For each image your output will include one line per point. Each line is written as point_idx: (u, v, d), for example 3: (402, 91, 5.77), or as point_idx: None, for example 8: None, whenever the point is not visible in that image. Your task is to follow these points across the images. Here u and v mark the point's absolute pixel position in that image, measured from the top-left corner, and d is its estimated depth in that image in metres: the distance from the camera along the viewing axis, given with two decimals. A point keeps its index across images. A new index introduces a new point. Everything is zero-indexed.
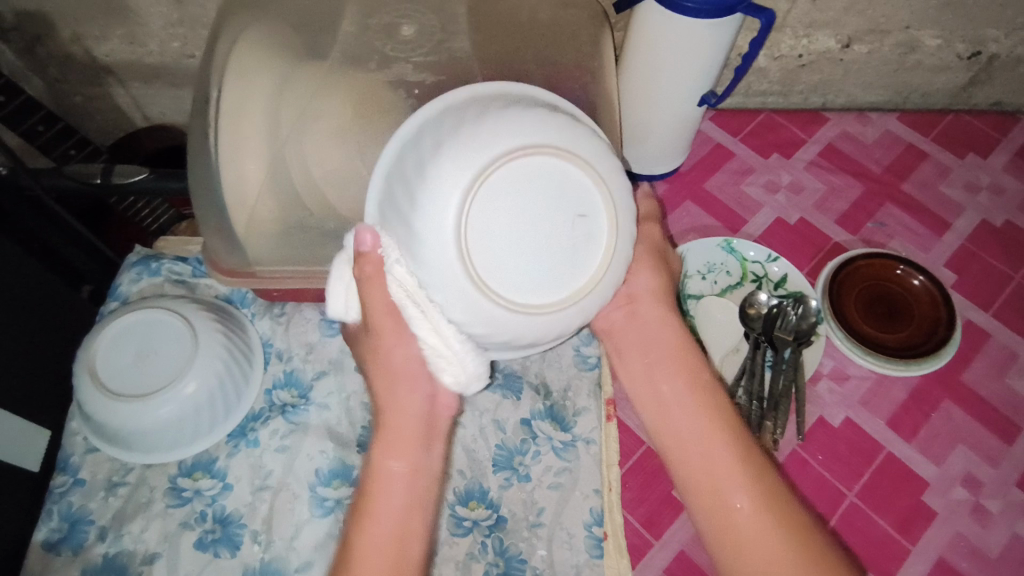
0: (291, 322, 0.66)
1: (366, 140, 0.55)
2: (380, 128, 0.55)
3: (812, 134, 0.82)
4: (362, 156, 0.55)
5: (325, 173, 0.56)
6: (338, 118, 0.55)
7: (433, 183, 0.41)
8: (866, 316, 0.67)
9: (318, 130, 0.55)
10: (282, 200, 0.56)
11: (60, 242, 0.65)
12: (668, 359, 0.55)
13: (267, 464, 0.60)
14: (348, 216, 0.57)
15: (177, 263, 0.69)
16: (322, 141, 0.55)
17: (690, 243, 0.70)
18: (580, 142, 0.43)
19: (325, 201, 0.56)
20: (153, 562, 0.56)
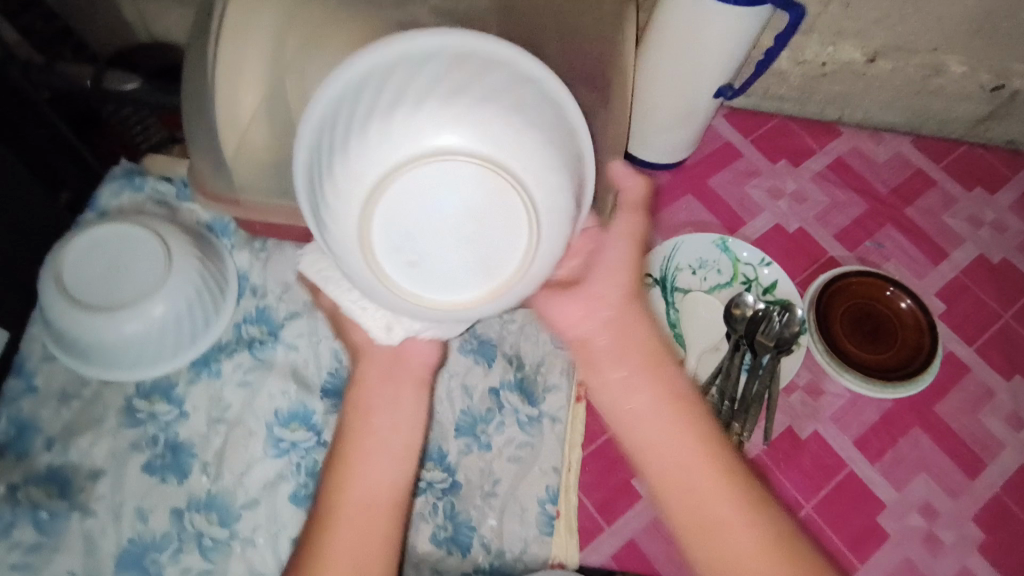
0: (270, 259, 0.65)
1: None
2: None
3: (824, 146, 0.81)
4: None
5: None
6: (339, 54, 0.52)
7: (338, 183, 0.37)
8: (850, 334, 0.67)
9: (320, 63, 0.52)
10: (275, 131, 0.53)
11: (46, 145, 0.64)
12: (641, 368, 0.48)
13: (227, 398, 0.59)
14: None
15: (162, 183, 0.67)
16: (321, 72, 0.52)
17: (685, 236, 0.69)
18: (511, 147, 0.36)
19: None
20: (97, 479, 0.55)
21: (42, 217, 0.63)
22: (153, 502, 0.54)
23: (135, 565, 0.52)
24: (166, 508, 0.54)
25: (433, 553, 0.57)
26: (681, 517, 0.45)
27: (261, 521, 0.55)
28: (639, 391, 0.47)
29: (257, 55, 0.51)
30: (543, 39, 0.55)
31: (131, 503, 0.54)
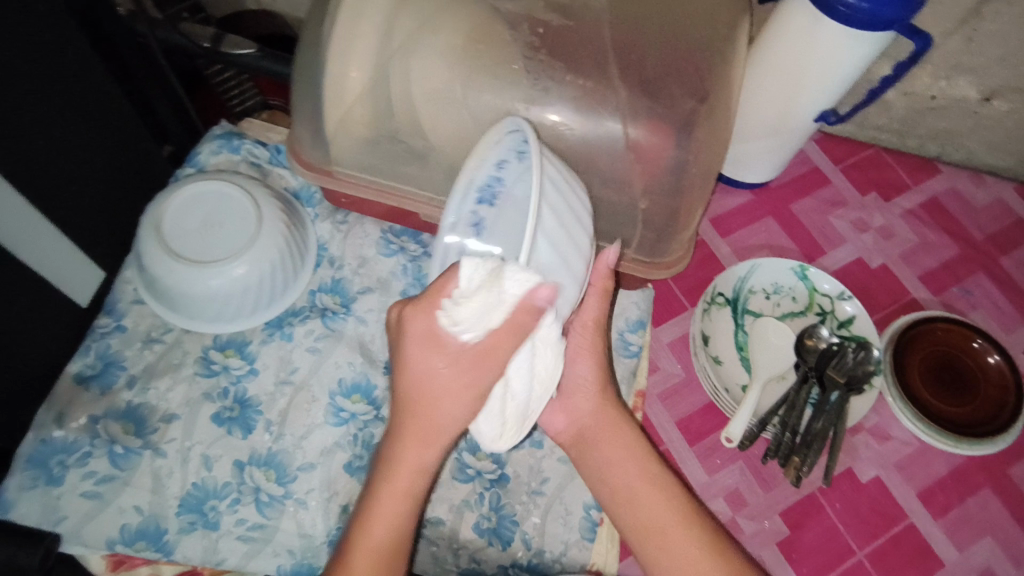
0: (350, 233, 0.66)
1: (478, 66, 0.52)
2: (490, 62, 0.52)
3: (919, 183, 0.77)
4: (463, 82, 0.52)
5: (426, 92, 0.52)
6: (450, 41, 0.52)
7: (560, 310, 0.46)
8: (927, 382, 0.64)
9: (430, 48, 0.52)
10: (377, 107, 0.54)
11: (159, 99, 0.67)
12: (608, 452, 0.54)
13: (295, 361, 0.61)
14: (436, 142, 0.54)
15: (256, 146, 0.69)
16: (429, 54, 0.52)
17: (763, 258, 0.67)
18: None
19: (417, 120, 0.53)
20: (170, 422, 0.57)
21: (145, 165, 0.66)
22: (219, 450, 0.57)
23: (196, 510, 0.54)
24: (229, 460, 0.56)
25: (474, 542, 0.57)
26: None
27: (315, 485, 0.56)
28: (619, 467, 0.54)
29: (371, 31, 0.52)
30: (650, 45, 0.54)
31: (198, 448, 0.56)
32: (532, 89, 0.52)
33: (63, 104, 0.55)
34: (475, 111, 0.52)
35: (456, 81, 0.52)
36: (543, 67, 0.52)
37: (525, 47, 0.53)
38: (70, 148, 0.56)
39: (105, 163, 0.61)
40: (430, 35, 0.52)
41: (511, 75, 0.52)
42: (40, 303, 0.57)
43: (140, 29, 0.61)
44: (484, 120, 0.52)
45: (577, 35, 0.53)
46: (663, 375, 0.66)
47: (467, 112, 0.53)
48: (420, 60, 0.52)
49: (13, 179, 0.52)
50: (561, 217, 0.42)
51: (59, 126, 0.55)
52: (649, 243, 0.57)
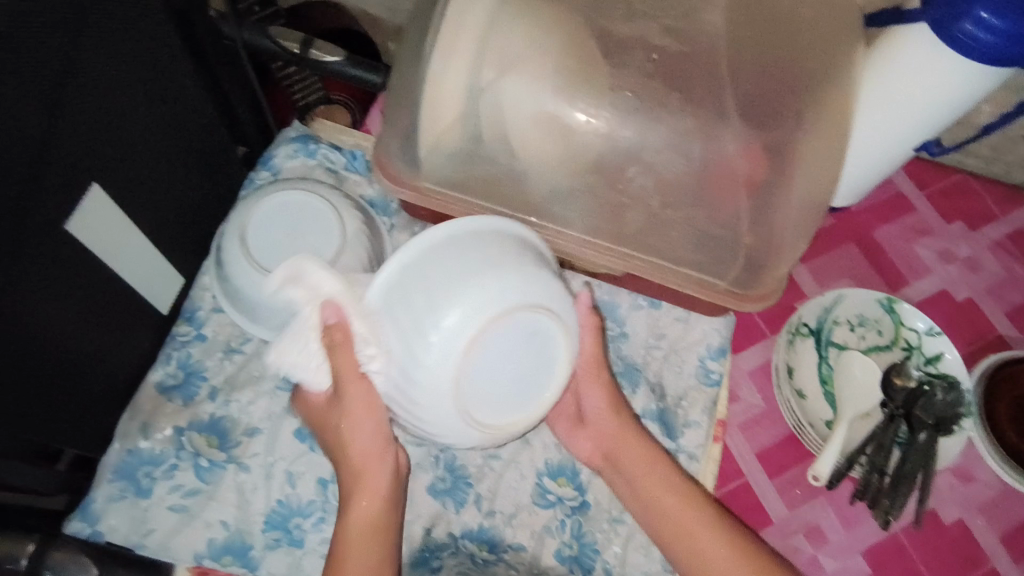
0: None
1: (592, 89, 0.49)
2: (604, 87, 0.49)
3: (1007, 213, 0.75)
4: (575, 106, 0.49)
5: (531, 115, 0.49)
6: (562, 61, 0.49)
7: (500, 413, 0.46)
8: (1014, 423, 0.63)
9: (539, 67, 0.49)
10: (479, 125, 0.50)
11: (241, 102, 0.63)
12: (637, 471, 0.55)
13: None
14: (538, 164, 0.51)
15: (333, 151, 0.68)
16: (538, 74, 0.49)
17: (849, 288, 0.66)
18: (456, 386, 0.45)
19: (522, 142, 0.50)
20: (252, 436, 0.56)
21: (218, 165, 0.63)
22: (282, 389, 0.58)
23: (281, 527, 0.54)
24: (314, 477, 0.56)
25: (556, 568, 0.56)
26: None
27: None
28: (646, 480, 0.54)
29: (480, 48, 0.49)
30: (771, 73, 0.50)
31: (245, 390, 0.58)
32: (644, 110, 0.49)
33: (152, 106, 0.51)
34: (580, 136, 0.50)
35: (565, 104, 0.49)
36: (659, 93, 0.50)
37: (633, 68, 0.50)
38: (147, 151, 0.52)
39: (178, 165, 0.57)
40: (532, 52, 0.49)
41: (615, 100, 0.49)
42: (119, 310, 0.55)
43: (225, 29, 0.56)
44: (593, 145, 0.50)
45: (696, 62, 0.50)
46: (744, 406, 0.65)
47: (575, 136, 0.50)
48: (528, 77, 0.49)
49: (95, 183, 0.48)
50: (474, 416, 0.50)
51: (140, 132, 0.51)
52: (744, 275, 0.52)
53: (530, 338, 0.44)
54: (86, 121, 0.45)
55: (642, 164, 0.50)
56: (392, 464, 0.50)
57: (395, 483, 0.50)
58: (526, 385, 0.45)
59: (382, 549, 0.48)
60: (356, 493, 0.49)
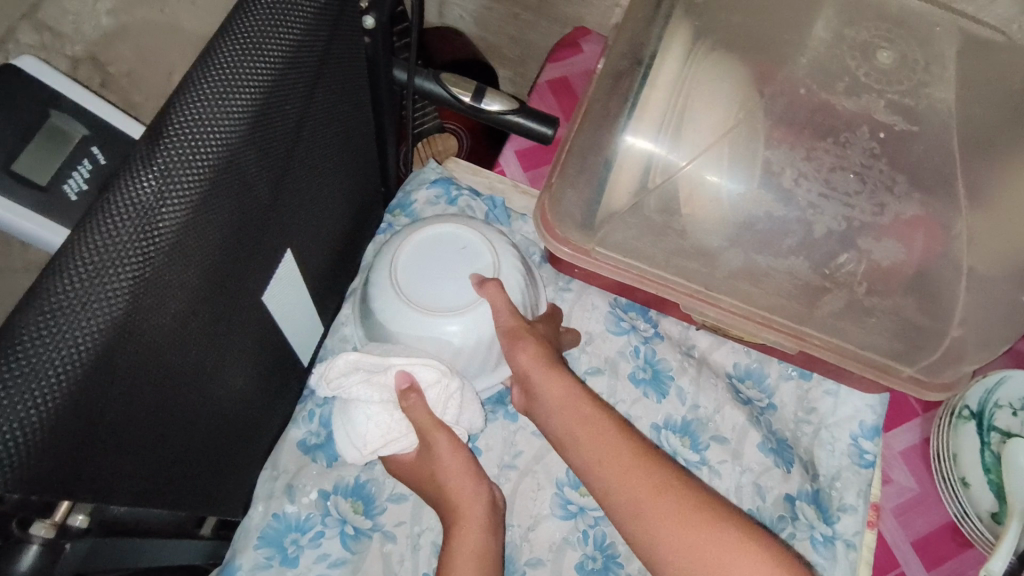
0: (575, 304, 0.62)
1: (798, 167, 0.48)
2: (813, 163, 0.48)
3: None
4: (789, 177, 0.48)
5: (731, 190, 0.48)
6: (761, 130, 0.49)
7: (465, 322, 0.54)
8: None
9: (743, 141, 0.48)
10: (675, 193, 0.49)
11: (393, 140, 0.60)
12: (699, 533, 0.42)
13: (519, 443, 0.58)
14: (730, 237, 0.49)
15: (473, 198, 0.65)
16: (743, 153, 0.48)
17: (1011, 370, 0.62)
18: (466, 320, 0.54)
19: (720, 212, 0.49)
20: (399, 502, 0.53)
21: (368, 206, 0.61)
22: (399, 427, 0.51)
23: None
24: None
25: None
26: None
27: None
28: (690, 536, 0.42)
29: (682, 112, 0.48)
30: (996, 155, 0.48)
31: (357, 408, 0.51)
32: (866, 205, 0.47)
33: (331, 168, 0.48)
34: (782, 217, 0.48)
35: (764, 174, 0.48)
36: (887, 178, 0.48)
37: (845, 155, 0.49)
38: (325, 201, 0.49)
39: (343, 212, 0.54)
40: (743, 135, 0.48)
41: (823, 184, 0.48)
42: (281, 371, 0.52)
43: (400, 75, 0.53)
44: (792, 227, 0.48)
45: (916, 141, 0.48)
46: (897, 489, 0.62)
47: (780, 217, 0.48)
48: (733, 155, 0.48)
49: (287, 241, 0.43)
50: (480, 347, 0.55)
51: (323, 178, 0.47)
52: (936, 364, 0.50)
53: (462, 254, 0.56)
54: (292, 183, 0.41)
55: (845, 244, 0.48)
56: (489, 495, 0.49)
57: (491, 509, 0.48)
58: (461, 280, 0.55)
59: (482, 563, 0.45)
60: (455, 513, 0.47)
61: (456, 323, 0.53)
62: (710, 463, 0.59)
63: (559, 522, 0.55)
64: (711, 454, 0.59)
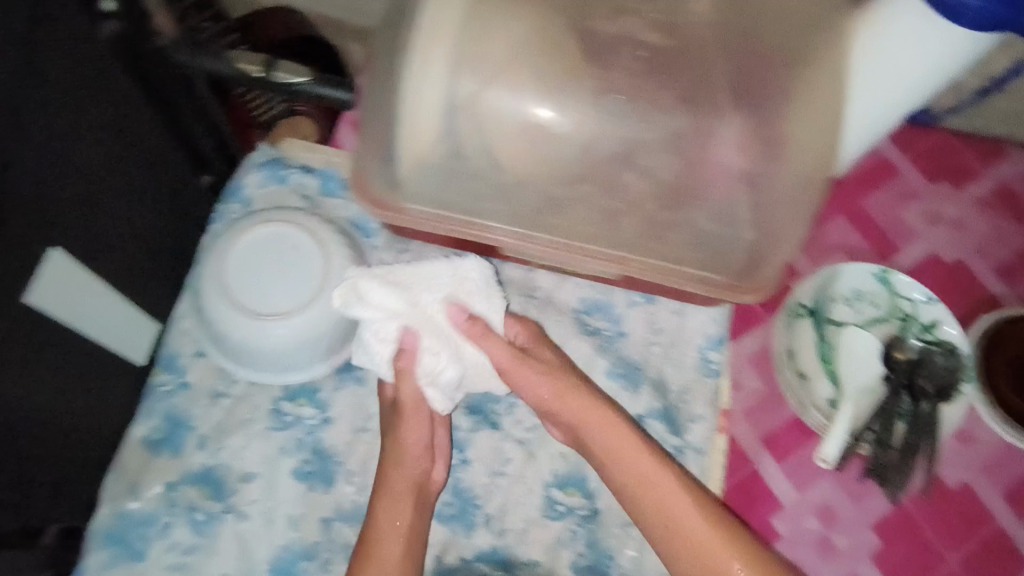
0: (417, 264, 0.62)
1: (575, 99, 0.51)
2: (591, 90, 0.51)
3: (990, 169, 0.74)
4: (563, 109, 0.51)
5: (516, 129, 0.51)
6: (537, 66, 0.50)
7: (301, 325, 0.55)
8: (1014, 387, 0.63)
9: (515, 79, 0.50)
10: (461, 143, 0.51)
11: (203, 129, 0.61)
12: (633, 457, 0.51)
13: (370, 407, 0.58)
14: (521, 174, 0.51)
15: (304, 176, 0.64)
16: (515, 92, 0.50)
17: (842, 264, 0.65)
18: (303, 320, 0.55)
19: (507, 154, 0.51)
20: (249, 482, 0.54)
21: (190, 200, 0.62)
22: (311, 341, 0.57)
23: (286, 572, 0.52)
24: (315, 517, 0.54)
25: None
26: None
27: None
28: (628, 457, 0.51)
29: (450, 58, 0.49)
30: (757, 57, 0.50)
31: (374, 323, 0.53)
32: None
33: (93, 177, 0.49)
34: (569, 149, 0.51)
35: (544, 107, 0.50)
36: (654, 96, 0.51)
37: (624, 78, 0.51)
38: (103, 195, 0.51)
39: (144, 207, 0.56)
40: (521, 76, 0.50)
41: (600, 106, 0.51)
42: (82, 370, 0.52)
43: (182, 58, 0.54)
44: (577, 158, 0.51)
45: (676, 53, 0.51)
46: (748, 393, 0.64)
47: (563, 151, 0.51)
48: (512, 91, 0.50)
49: (41, 236, 0.45)
50: (320, 347, 0.57)
51: (89, 175, 0.49)
52: (743, 263, 0.51)
53: (295, 254, 0.57)
54: (31, 179, 0.44)
55: (622, 168, 0.52)
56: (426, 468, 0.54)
57: (423, 489, 0.53)
58: (296, 280, 0.56)
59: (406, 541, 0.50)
60: (388, 484, 0.52)
61: (288, 324, 0.55)
62: None
63: None
64: None
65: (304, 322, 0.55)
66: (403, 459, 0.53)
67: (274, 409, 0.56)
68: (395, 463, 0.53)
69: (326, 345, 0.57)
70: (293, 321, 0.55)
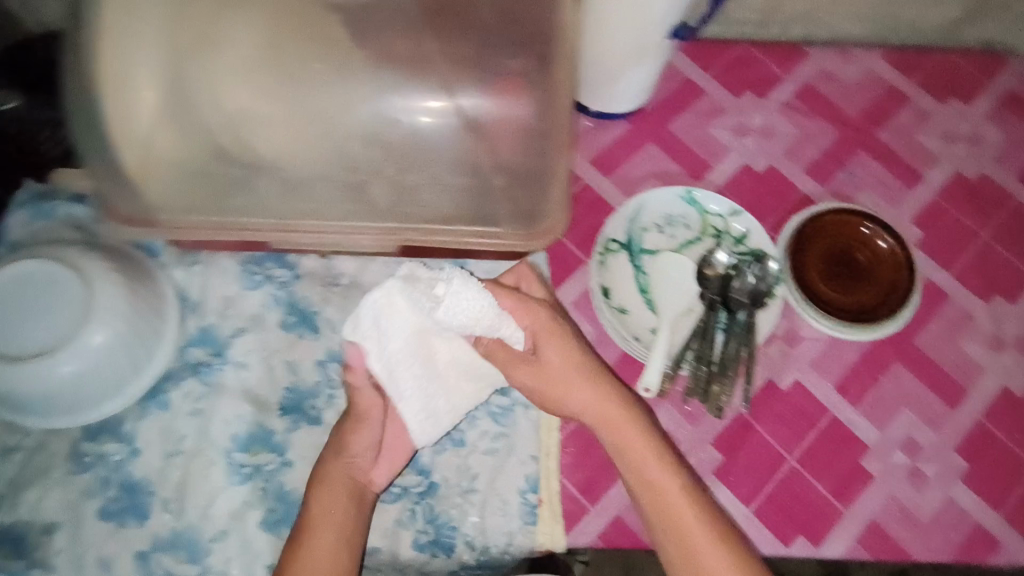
0: (210, 275, 0.59)
1: (294, 74, 0.49)
2: (313, 62, 0.50)
3: (790, 72, 0.74)
4: (290, 87, 0.49)
5: (246, 114, 0.49)
6: (252, 45, 0.49)
7: (78, 359, 0.51)
8: (829, 280, 0.64)
9: (231, 65, 0.49)
10: (192, 138, 0.48)
11: None
12: (583, 390, 0.54)
13: (180, 429, 0.55)
14: (264, 155, 0.49)
15: (76, 205, 0.61)
16: (238, 77, 0.48)
17: (644, 193, 0.64)
18: (76, 353, 0.51)
19: (247, 142, 0.49)
20: (53, 532, 0.52)
21: None
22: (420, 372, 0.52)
23: None
24: (130, 554, 0.52)
25: (417, 558, 0.56)
26: (650, 503, 0.53)
27: (233, 552, 0.53)
28: (575, 395, 0.54)
29: (156, 56, 0.48)
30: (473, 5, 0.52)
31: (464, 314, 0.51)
32: None
33: None
34: (309, 126, 0.49)
35: (269, 88, 0.49)
36: (382, 57, 0.51)
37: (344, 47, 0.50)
38: None
39: None
40: (237, 60, 0.49)
41: (333, 78, 0.50)
42: None
43: None
44: (321, 136, 0.50)
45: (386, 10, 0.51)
46: None
47: (301, 128, 0.49)
48: (232, 77, 0.48)
49: None
50: (113, 375, 0.54)
51: None
52: (522, 215, 0.51)
53: (57, 285, 0.52)
54: None
55: (367, 136, 0.50)
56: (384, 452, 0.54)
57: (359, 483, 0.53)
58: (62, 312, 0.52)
59: (339, 536, 0.50)
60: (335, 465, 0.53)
61: (62, 360, 0.51)
62: None
63: (234, 488, 0.54)
64: None
65: (79, 354, 0.51)
66: (363, 446, 0.53)
67: (73, 453, 0.54)
68: (343, 447, 0.53)
69: (118, 371, 0.54)
70: (66, 356, 0.51)
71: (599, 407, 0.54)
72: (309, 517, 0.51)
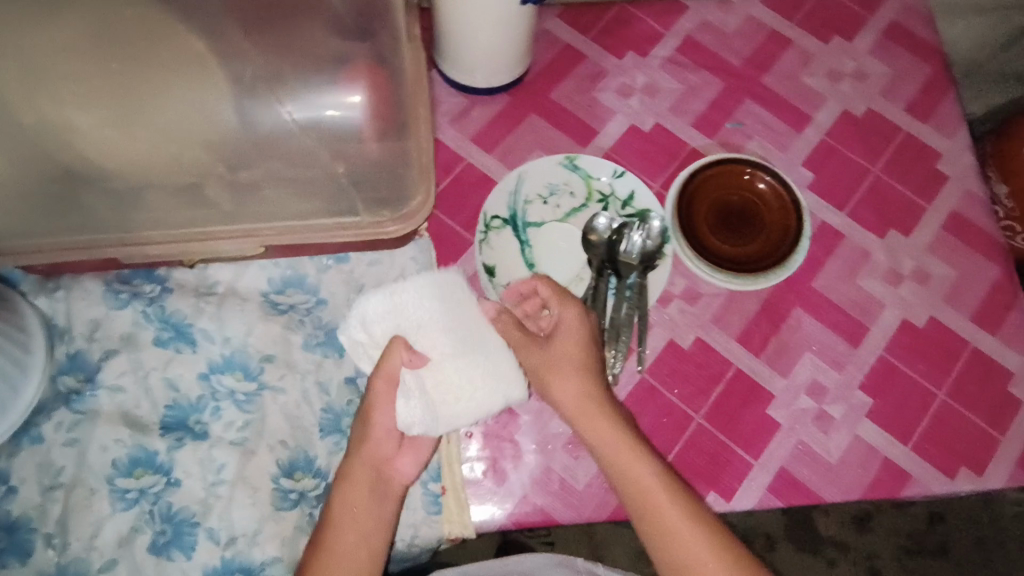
0: (71, 297, 0.57)
1: (113, 74, 0.46)
2: (122, 57, 0.47)
3: (670, 27, 0.73)
4: (104, 87, 0.46)
5: (63, 123, 0.46)
6: (62, 46, 0.46)
7: None
8: (718, 232, 0.64)
9: (39, 70, 0.46)
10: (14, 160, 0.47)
11: None
12: (569, 375, 0.53)
13: (57, 460, 0.53)
14: (98, 163, 0.48)
15: None
16: (49, 83, 0.46)
17: (524, 164, 0.63)
18: None
19: (79, 153, 0.47)
20: None
21: None
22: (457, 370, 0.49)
23: None
24: None
25: None
26: (631, 494, 0.51)
27: None
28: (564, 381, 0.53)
29: None
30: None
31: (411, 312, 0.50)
32: None
33: None
34: (131, 129, 0.47)
35: (83, 92, 0.46)
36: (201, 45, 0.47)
37: (154, 35, 0.46)
38: None
39: None
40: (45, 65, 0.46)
41: (147, 71, 0.47)
42: None
43: None
44: (147, 142, 0.47)
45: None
46: None
47: (123, 131, 0.47)
48: (40, 87, 0.46)
49: None
50: None
51: None
52: (373, 200, 0.53)
53: None
54: None
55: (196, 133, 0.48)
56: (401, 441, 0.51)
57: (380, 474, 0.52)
58: None
59: (359, 535, 0.50)
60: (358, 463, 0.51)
61: None
62: (269, 385, 0.56)
63: (118, 514, 0.52)
64: (267, 375, 0.56)
65: None
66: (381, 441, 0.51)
67: None
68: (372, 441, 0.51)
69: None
70: None
71: (583, 396, 0.53)
72: (333, 516, 0.51)
